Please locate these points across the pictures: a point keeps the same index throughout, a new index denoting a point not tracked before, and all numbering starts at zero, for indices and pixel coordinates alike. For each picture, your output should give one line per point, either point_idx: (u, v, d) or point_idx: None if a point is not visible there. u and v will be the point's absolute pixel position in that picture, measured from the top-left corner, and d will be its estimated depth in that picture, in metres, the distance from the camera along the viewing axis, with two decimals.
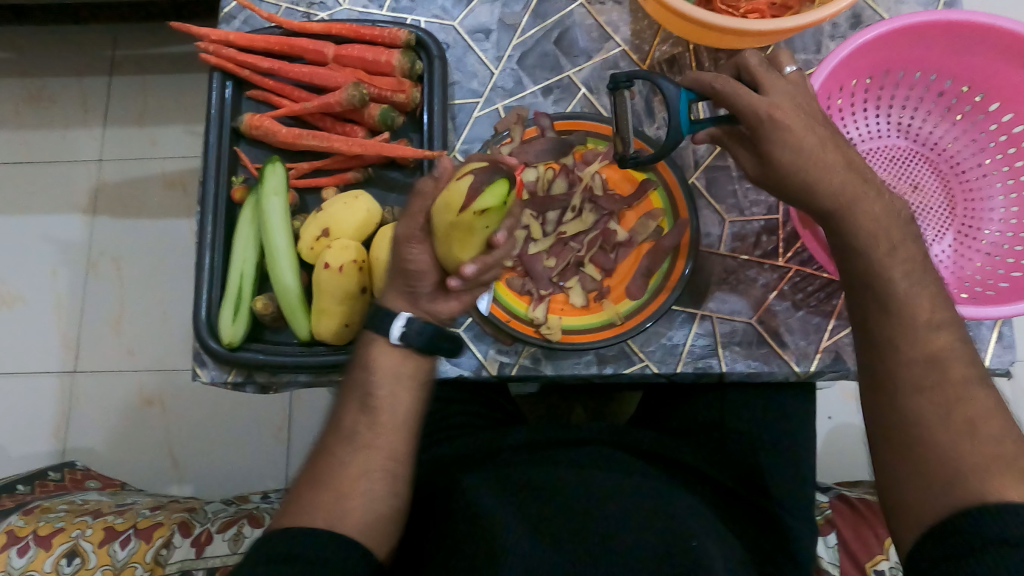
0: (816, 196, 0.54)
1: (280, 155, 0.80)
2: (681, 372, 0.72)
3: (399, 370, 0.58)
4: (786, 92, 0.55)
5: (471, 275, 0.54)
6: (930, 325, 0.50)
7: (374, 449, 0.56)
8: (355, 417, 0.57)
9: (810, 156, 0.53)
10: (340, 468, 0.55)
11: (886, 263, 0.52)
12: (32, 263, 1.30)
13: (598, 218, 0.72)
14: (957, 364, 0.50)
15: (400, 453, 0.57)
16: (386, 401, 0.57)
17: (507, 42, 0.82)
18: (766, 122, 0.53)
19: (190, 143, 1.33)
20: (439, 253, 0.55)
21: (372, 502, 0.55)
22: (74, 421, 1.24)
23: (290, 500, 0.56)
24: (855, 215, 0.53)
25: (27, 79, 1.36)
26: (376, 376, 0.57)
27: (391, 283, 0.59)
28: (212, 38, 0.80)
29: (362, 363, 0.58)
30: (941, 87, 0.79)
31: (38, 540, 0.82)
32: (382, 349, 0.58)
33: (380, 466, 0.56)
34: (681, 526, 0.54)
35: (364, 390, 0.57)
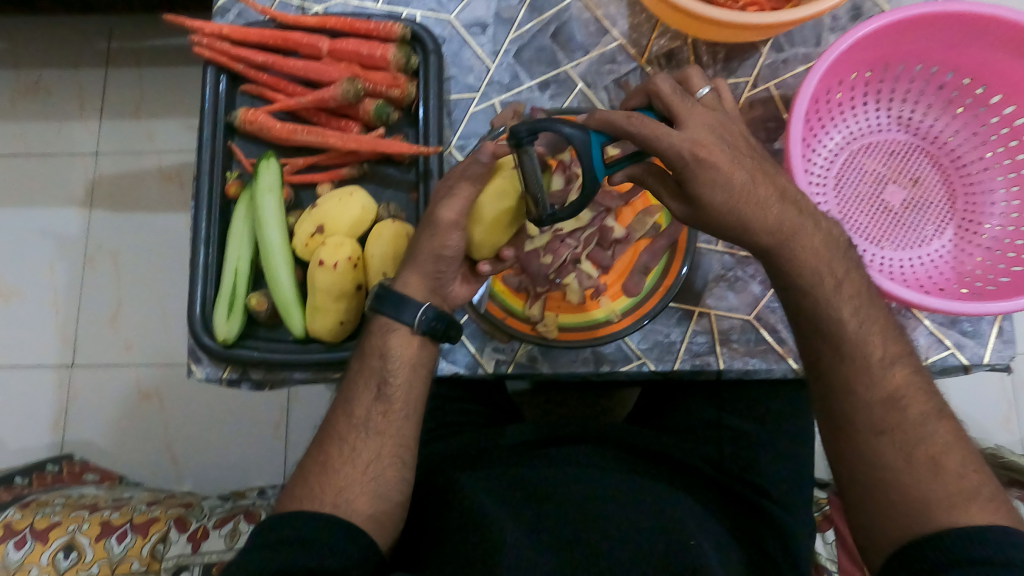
0: (755, 233, 0.52)
1: (274, 151, 0.80)
2: (678, 369, 0.72)
3: (418, 358, 0.58)
4: (708, 124, 0.52)
5: (508, 259, 0.60)
6: (884, 361, 0.51)
7: (387, 436, 0.56)
8: (368, 406, 0.56)
9: (741, 194, 0.51)
10: (353, 454, 0.55)
11: (835, 300, 0.52)
12: (29, 257, 1.30)
13: (594, 215, 0.69)
14: (915, 402, 0.50)
15: (411, 440, 0.57)
16: (402, 390, 0.57)
17: (504, 36, 0.81)
18: (690, 163, 0.50)
19: (186, 136, 1.32)
20: (477, 239, 0.57)
21: (383, 490, 0.55)
22: (72, 415, 1.24)
23: (299, 485, 0.55)
24: (797, 253, 0.52)
25: (22, 71, 1.35)
26: (392, 365, 0.57)
27: (416, 268, 0.57)
28: (205, 31, 0.79)
29: (379, 350, 0.57)
30: (942, 80, 0.78)
31: (35, 534, 0.82)
32: (401, 337, 0.57)
33: (391, 455, 0.56)
34: (676, 526, 0.54)
35: (381, 377, 0.57)
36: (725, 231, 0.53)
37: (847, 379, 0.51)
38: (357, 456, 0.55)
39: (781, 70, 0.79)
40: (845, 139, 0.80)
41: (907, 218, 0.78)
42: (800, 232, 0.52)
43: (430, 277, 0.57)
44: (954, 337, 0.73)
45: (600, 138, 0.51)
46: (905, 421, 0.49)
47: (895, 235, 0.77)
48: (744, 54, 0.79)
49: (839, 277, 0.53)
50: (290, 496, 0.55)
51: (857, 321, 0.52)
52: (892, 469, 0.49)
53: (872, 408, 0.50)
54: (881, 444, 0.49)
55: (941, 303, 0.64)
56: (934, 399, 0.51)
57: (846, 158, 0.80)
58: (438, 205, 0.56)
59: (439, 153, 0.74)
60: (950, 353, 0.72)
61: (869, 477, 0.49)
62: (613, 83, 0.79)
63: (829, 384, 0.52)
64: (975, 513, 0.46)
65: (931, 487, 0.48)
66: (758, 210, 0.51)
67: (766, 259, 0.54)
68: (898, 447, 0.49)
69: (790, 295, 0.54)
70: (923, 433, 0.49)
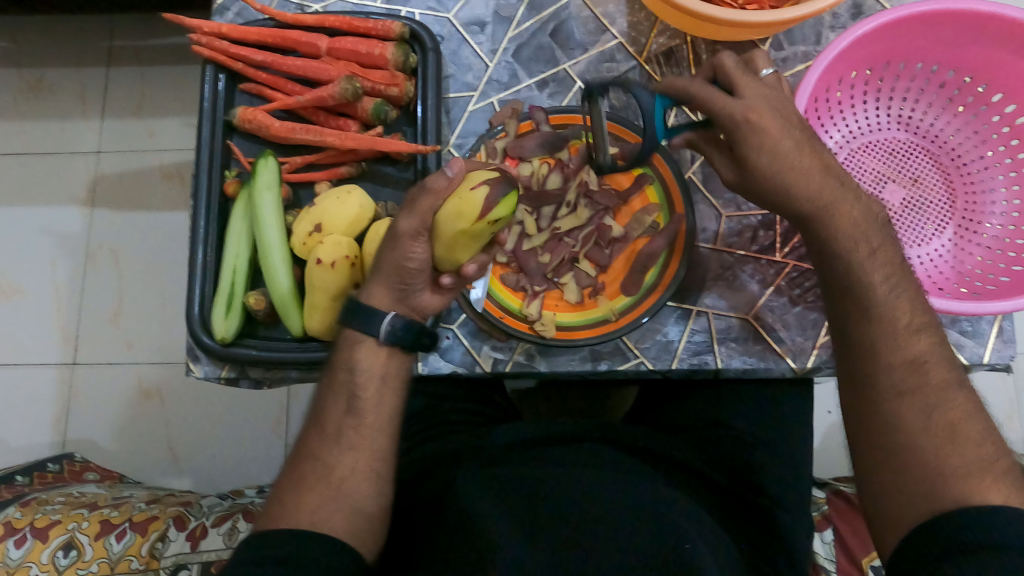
0: (795, 199, 0.54)
1: (273, 149, 0.80)
2: (676, 369, 0.72)
3: (387, 369, 0.58)
4: (761, 96, 0.56)
5: (472, 273, 0.58)
6: (910, 329, 0.51)
7: (360, 450, 0.56)
8: (340, 419, 0.57)
9: (788, 160, 0.54)
10: (325, 473, 0.55)
11: (866, 267, 0.53)
12: (31, 256, 1.30)
13: (594, 213, 0.71)
14: (937, 367, 0.50)
15: (385, 452, 0.57)
16: (371, 403, 0.57)
17: (502, 35, 0.81)
18: (742, 125, 0.54)
19: (186, 135, 1.33)
20: (440, 255, 0.56)
21: (358, 503, 0.55)
22: (74, 413, 1.25)
23: (280, 499, 0.55)
24: (833, 222, 0.54)
25: (24, 70, 1.35)
26: (360, 379, 0.57)
27: (381, 280, 0.58)
28: (204, 30, 0.79)
29: (346, 363, 0.58)
30: (943, 79, 0.78)
31: (35, 533, 0.82)
32: (368, 350, 0.58)
33: (367, 467, 0.56)
34: (673, 525, 0.54)
35: (349, 391, 0.57)
36: (771, 195, 0.55)
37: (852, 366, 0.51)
38: (345, 459, 0.55)
39: (781, 69, 0.79)
40: (845, 138, 0.80)
41: (906, 217, 0.78)
42: (835, 204, 0.54)
43: (392, 286, 0.57)
44: (953, 337, 0.72)
45: (665, 102, 0.59)
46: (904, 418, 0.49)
47: (895, 234, 0.77)
48: (743, 53, 0.79)
49: (874, 246, 0.53)
50: (268, 514, 0.54)
51: (888, 290, 0.52)
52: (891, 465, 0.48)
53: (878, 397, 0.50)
54: (903, 407, 0.49)
55: (940, 302, 0.64)
56: (956, 367, 0.50)
57: (845, 156, 0.79)
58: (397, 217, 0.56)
59: (436, 152, 0.74)
60: (949, 353, 0.72)
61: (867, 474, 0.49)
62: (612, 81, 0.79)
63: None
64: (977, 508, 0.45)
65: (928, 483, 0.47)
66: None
67: (802, 226, 0.56)
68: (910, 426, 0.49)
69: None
70: (945, 398, 0.49)
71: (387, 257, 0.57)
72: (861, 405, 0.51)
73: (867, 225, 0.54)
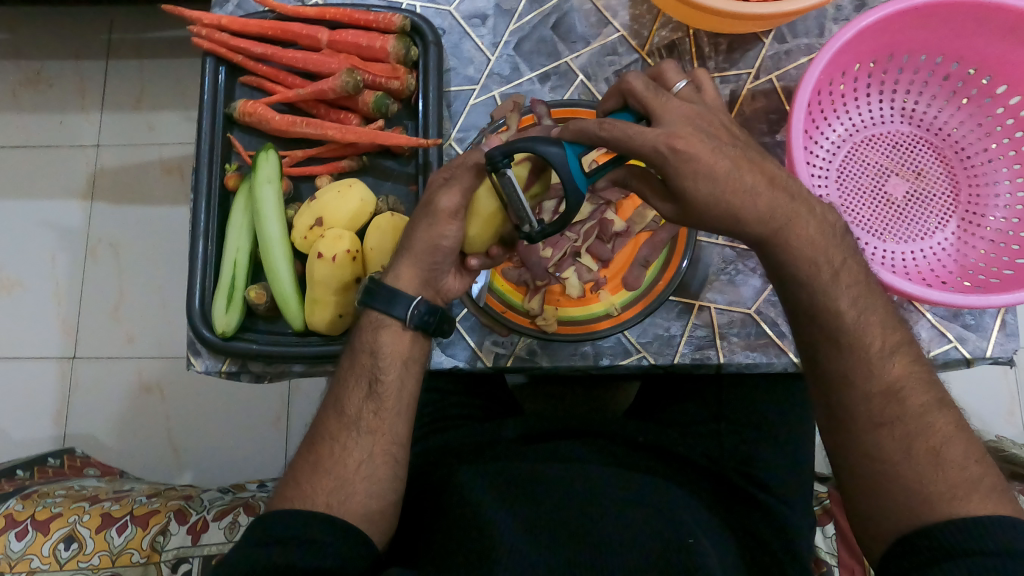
0: (745, 224, 0.51)
1: (273, 142, 0.79)
2: (679, 363, 0.71)
3: (409, 353, 0.57)
4: (691, 115, 0.51)
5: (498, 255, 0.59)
6: (884, 352, 0.51)
7: (379, 434, 0.56)
8: (359, 405, 0.56)
9: (727, 184, 0.50)
10: (344, 454, 0.55)
11: (831, 291, 0.51)
12: (31, 250, 1.30)
13: (594, 207, 0.67)
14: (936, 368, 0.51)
15: (403, 438, 0.57)
16: (393, 386, 0.57)
17: (504, 27, 0.80)
18: (669, 157, 0.49)
19: (186, 128, 1.32)
20: (474, 233, 0.56)
21: (376, 489, 0.54)
22: (74, 407, 1.25)
23: (290, 486, 0.55)
24: (791, 241, 0.51)
25: (22, 62, 1.34)
26: (383, 361, 0.57)
27: (409, 259, 0.56)
28: (205, 22, 0.79)
29: (370, 347, 0.57)
30: (946, 71, 0.78)
31: (37, 525, 0.83)
32: (392, 333, 0.57)
33: (384, 453, 0.55)
34: (676, 523, 0.53)
35: (371, 374, 0.57)
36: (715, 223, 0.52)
37: (849, 371, 0.51)
38: (352, 450, 0.55)
39: (784, 61, 0.78)
40: (847, 131, 0.79)
41: (909, 211, 0.78)
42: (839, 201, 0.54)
43: (421, 269, 0.56)
44: (956, 330, 0.72)
45: (576, 149, 0.51)
46: (906, 414, 0.49)
47: (897, 228, 0.77)
48: (746, 45, 0.78)
49: (837, 266, 0.52)
50: (280, 495, 0.55)
51: (854, 313, 0.51)
52: (891, 460, 0.49)
53: (871, 399, 0.50)
54: (881, 437, 0.49)
55: (942, 296, 0.63)
56: (935, 389, 0.51)
57: (848, 150, 0.79)
58: (437, 192, 0.55)
59: (439, 146, 0.74)
60: (953, 346, 0.72)
61: (866, 469, 0.49)
62: (614, 74, 0.79)
63: (825, 377, 0.52)
64: (974, 506, 0.46)
65: (930, 483, 0.47)
66: (753, 198, 0.50)
67: (761, 249, 0.53)
68: (898, 440, 0.49)
69: (786, 286, 0.53)
70: (925, 419, 0.49)
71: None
72: None
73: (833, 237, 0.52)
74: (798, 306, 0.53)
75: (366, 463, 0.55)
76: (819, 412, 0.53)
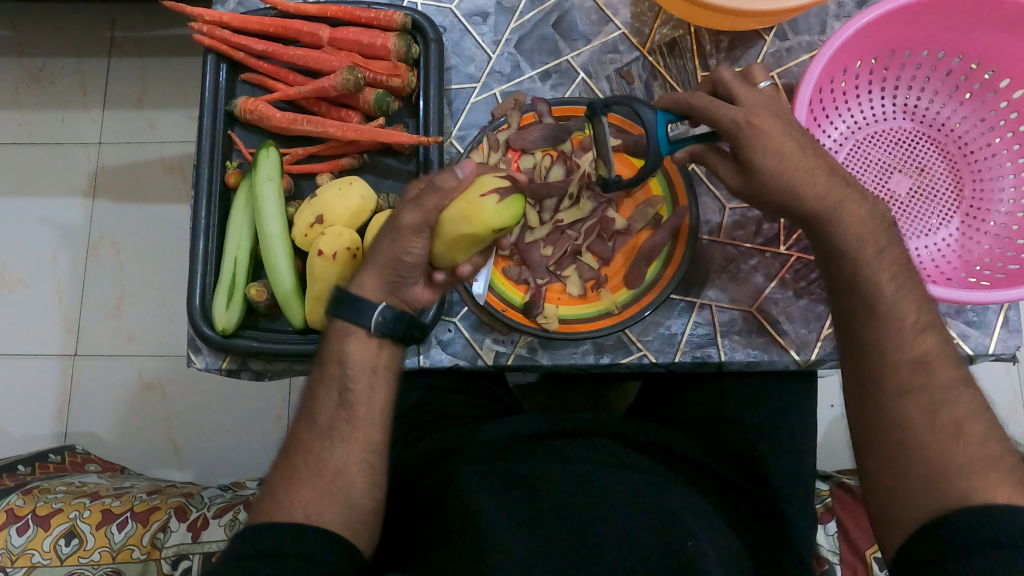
0: (803, 200, 0.53)
1: (274, 139, 0.79)
2: (680, 362, 0.72)
3: (377, 360, 0.57)
4: None
5: (466, 274, 0.59)
6: (904, 337, 0.51)
7: (353, 441, 0.55)
8: (331, 414, 0.56)
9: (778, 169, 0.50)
10: (319, 465, 0.54)
11: (875, 266, 0.52)
12: (33, 247, 1.30)
13: (595, 206, 0.70)
14: (942, 367, 0.50)
15: (378, 445, 0.57)
16: (364, 394, 0.56)
17: (505, 25, 0.80)
18: (744, 129, 0.53)
19: (188, 127, 1.32)
20: (438, 251, 0.56)
21: (354, 497, 0.54)
22: (75, 404, 1.25)
23: (268, 499, 0.54)
24: (843, 219, 0.53)
25: (25, 61, 1.34)
26: (352, 370, 0.56)
27: (374, 269, 0.56)
28: (206, 19, 0.79)
29: (337, 356, 0.57)
30: (949, 66, 0.77)
31: (37, 521, 0.82)
32: (358, 341, 0.57)
33: (359, 461, 0.55)
34: (675, 521, 0.53)
35: (341, 384, 0.56)
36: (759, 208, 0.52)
37: (875, 348, 0.51)
38: (327, 458, 0.55)
39: (785, 59, 0.78)
40: (849, 129, 0.79)
41: (912, 208, 0.77)
42: (841, 201, 0.54)
43: (388, 276, 0.56)
44: (959, 327, 0.72)
45: (668, 116, 0.57)
46: (911, 409, 0.49)
47: (899, 224, 0.77)
48: (747, 43, 0.78)
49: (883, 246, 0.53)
50: (273, 494, 0.55)
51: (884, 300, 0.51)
52: (904, 448, 0.48)
53: (899, 367, 0.50)
54: (906, 405, 0.49)
55: (947, 292, 0.63)
56: (961, 367, 0.51)
57: (850, 147, 0.79)
58: (402, 209, 0.54)
59: (440, 143, 0.74)
60: (955, 344, 0.72)
61: (872, 464, 0.49)
62: (615, 72, 0.78)
63: (859, 342, 0.52)
64: (998, 495, 0.45)
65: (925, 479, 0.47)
66: (811, 177, 0.53)
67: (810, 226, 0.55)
68: (924, 409, 0.49)
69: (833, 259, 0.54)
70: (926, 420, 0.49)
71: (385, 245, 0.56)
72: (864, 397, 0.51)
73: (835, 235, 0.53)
74: (840, 283, 0.54)
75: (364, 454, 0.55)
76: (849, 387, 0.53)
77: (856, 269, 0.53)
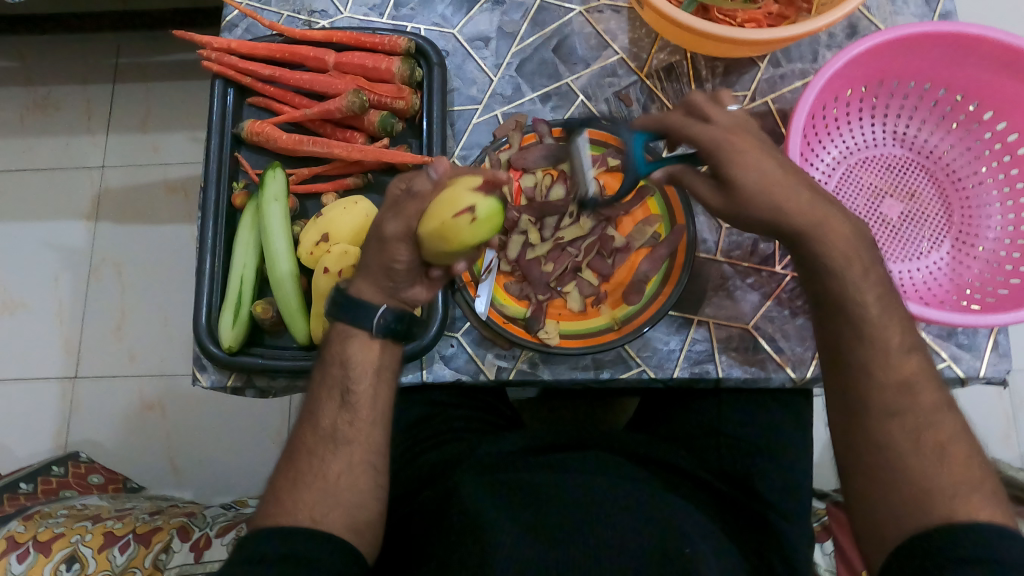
0: (789, 217, 0.52)
1: (280, 161, 0.81)
2: (678, 377, 0.72)
3: (380, 362, 0.59)
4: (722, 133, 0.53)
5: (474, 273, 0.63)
6: (902, 348, 0.51)
7: (356, 444, 0.56)
8: (334, 416, 0.57)
9: (771, 179, 0.52)
10: (322, 467, 0.55)
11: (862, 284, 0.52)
12: (35, 269, 1.31)
13: (594, 225, 0.72)
14: (924, 386, 0.50)
15: (380, 446, 0.58)
16: (366, 396, 0.58)
17: (506, 50, 0.83)
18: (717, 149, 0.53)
19: (192, 149, 1.34)
20: (426, 258, 0.58)
21: (363, 497, 0.55)
22: (74, 425, 1.25)
23: (272, 503, 0.55)
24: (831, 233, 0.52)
25: (31, 87, 1.37)
26: (353, 372, 0.58)
27: (367, 276, 0.58)
28: (214, 46, 0.81)
29: (339, 358, 0.58)
30: (934, 97, 0.80)
31: (37, 546, 0.80)
32: (360, 344, 0.58)
33: (362, 462, 0.56)
34: (673, 531, 0.54)
35: (343, 385, 0.57)
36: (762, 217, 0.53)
37: (868, 362, 0.51)
38: (330, 463, 0.55)
39: (779, 85, 0.81)
40: (841, 154, 0.81)
41: (904, 231, 0.79)
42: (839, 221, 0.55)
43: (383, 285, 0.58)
44: (950, 350, 0.73)
45: (643, 138, 0.61)
46: (918, 404, 0.50)
47: (892, 247, 0.78)
48: (741, 69, 0.81)
49: (869, 262, 0.53)
50: (261, 512, 0.55)
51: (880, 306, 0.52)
52: (902, 451, 0.49)
53: (886, 388, 0.50)
54: (882, 435, 0.50)
55: (940, 314, 0.64)
56: (933, 395, 0.51)
57: (843, 172, 0.81)
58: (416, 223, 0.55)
59: None
60: (946, 366, 0.73)
61: (873, 459, 0.50)
62: (614, 95, 0.81)
63: (845, 362, 0.52)
64: (973, 510, 0.46)
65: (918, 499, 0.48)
66: (796, 195, 0.53)
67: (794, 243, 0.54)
68: (908, 430, 0.49)
69: (819, 278, 0.53)
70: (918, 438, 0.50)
71: (384, 255, 0.58)
72: (853, 423, 0.52)
73: (856, 239, 0.53)
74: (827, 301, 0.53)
75: (353, 468, 0.56)
76: (835, 406, 0.53)
77: (844, 286, 0.53)
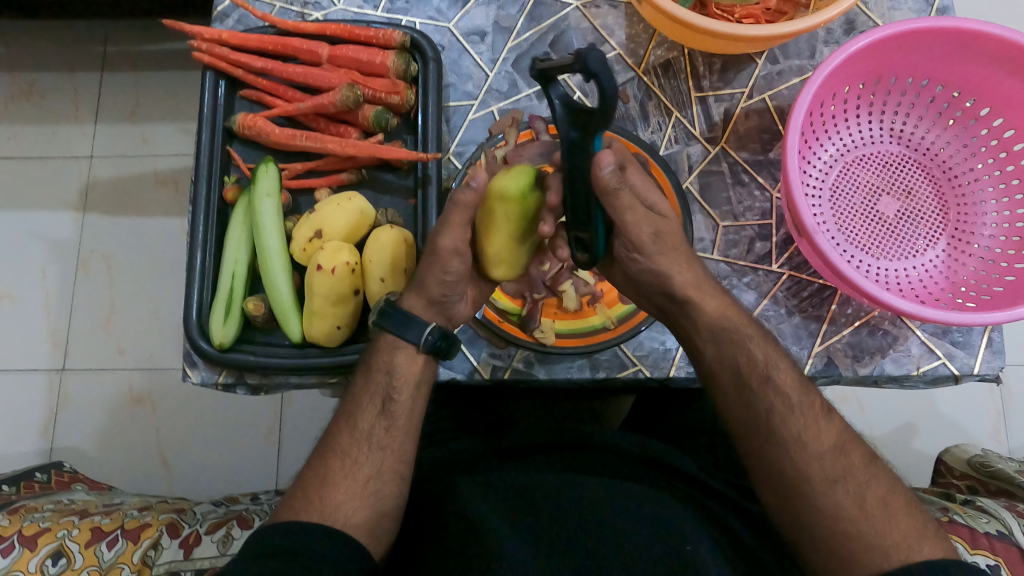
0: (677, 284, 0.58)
1: (272, 155, 0.80)
2: (675, 377, 0.72)
3: (420, 377, 0.60)
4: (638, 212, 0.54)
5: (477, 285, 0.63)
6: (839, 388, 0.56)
7: (388, 451, 0.57)
8: (372, 421, 0.58)
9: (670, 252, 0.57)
10: (353, 469, 0.56)
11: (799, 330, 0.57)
12: (21, 261, 1.29)
13: None
14: None
15: (409, 456, 0.58)
16: (405, 406, 0.59)
17: (503, 44, 0.82)
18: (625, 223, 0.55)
19: (183, 140, 1.32)
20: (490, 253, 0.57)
21: (364, 492, 0.56)
22: (61, 420, 1.23)
23: (299, 498, 0.56)
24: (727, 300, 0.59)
25: (17, 75, 1.34)
26: (397, 382, 0.59)
27: (418, 293, 0.60)
28: (205, 36, 0.79)
29: (385, 366, 0.60)
30: (932, 93, 0.80)
31: (23, 540, 0.81)
32: (406, 354, 0.60)
33: (391, 469, 0.57)
34: (673, 532, 0.54)
35: (386, 393, 0.59)
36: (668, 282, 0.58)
37: (801, 432, 0.54)
38: (361, 464, 0.57)
39: (777, 82, 0.80)
40: (838, 151, 0.81)
41: (900, 229, 0.79)
42: None
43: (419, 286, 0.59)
44: (946, 347, 0.73)
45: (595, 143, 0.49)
46: (853, 464, 0.53)
47: (888, 246, 0.78)
48: (739, 65, 0.80)
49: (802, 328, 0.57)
50: (285, 506, 0.56)
51: None
52: (846, 526, 0.51)
53: (823, 457, 0.53)
54: None
55: (938, 313, 0.64)
56: None
57: (840, 169, 0.80)
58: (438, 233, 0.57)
59: (438, 160, 0.74)
60: (941, 363, 0.73)
61: None
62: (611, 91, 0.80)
63: (800, 440, 0.53)
64: (928, 551, 0.50)
65: None
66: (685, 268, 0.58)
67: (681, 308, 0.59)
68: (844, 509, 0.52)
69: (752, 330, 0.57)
70: None
71: (428, 274, 0.59)
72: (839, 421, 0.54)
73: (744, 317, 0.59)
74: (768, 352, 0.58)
75: (361, 460, 0.57)
76: None
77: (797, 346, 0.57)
